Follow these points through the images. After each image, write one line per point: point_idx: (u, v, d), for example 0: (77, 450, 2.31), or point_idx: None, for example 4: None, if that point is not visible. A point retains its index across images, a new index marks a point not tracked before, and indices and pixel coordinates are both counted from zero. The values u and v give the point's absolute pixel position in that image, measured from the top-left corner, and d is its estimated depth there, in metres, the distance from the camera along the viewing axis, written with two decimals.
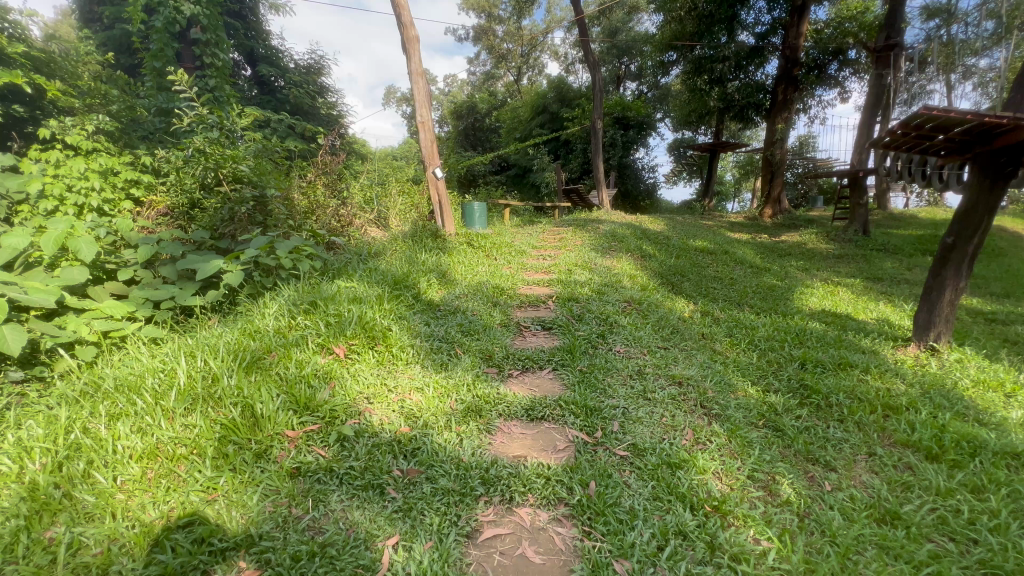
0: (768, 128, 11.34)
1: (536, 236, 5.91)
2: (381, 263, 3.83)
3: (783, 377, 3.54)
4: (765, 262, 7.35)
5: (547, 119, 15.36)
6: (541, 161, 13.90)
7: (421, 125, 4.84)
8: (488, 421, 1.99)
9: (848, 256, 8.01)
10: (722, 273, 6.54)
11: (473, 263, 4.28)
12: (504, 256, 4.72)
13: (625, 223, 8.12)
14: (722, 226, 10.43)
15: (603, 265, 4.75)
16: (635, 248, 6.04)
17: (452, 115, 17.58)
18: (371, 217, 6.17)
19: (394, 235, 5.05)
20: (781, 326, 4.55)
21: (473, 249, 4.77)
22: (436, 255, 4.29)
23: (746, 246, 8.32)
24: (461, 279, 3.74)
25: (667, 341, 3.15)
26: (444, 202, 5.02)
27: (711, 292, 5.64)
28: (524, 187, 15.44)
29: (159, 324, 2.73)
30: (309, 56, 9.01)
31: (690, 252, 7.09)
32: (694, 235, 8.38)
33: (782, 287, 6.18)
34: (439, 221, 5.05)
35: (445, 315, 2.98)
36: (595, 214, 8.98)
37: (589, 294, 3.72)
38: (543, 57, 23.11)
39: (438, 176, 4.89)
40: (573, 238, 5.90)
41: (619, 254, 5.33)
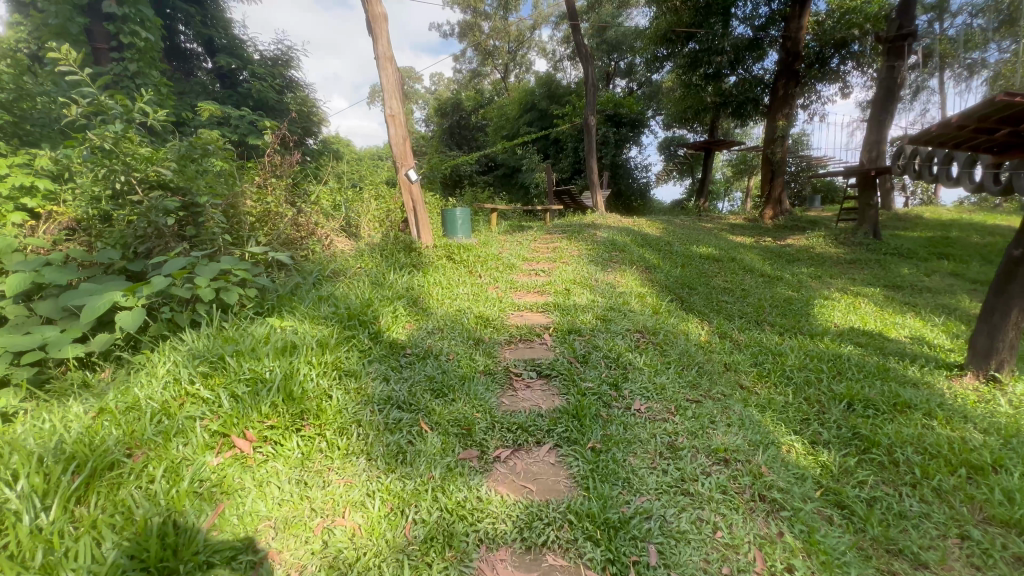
0: (768, 124, 10.80)
1: (527, 246, 5.22)
2: (338, 287, 3.12)
3: (831, 424, 2.90)
4: (776, 270, 6.75)
5: (536, 117, 14.72)
6: (530, 161, 13.24)
7: (391, 118, 4.10)
8: (461, 557, 1.31)
9: (861, 261, 7.48)
10: (732, 283, 5.93)
11: (453, 283, 3.59)
12: (490, 272, 4.03)
13: (622, 228, 7.48)
14: (723, 229, 9.86)
15: (605, 281, 4.09)
16: (638, 258, 5.40)
17: (436, 112, 16.84)
18: (339, 225, 5.43)
19: (364, 248, 4.34)
20: (812, 351, 3.92)
21: (454, 264, 4.07)
22: (409, 274, 3.58)
23: (753, 251, 7.73)
24: (436, 307, 3.04)
25: (694, 388, 2.49)
26: (419, 209, 4.30)
27: (725, 308, 5.01)
28: (512, 188, 14.78)
29: (19, 386, 1.98)
30: (275, 47, 8.23)
31: (696, 260, 6.48)
32: (696, 240, 7.79)
33: (800, 299, 5.58)
34: (414, 231, 4.32)
35: (411, 365, 2.28)
36: (589, 218, 8.32)
37: (594, 323, 3.05)
38: (531, 55, 22.48)
39: (411, 179, 4.18)
40: (568, 247, 5.24)
41: (622, 266, 4.69)
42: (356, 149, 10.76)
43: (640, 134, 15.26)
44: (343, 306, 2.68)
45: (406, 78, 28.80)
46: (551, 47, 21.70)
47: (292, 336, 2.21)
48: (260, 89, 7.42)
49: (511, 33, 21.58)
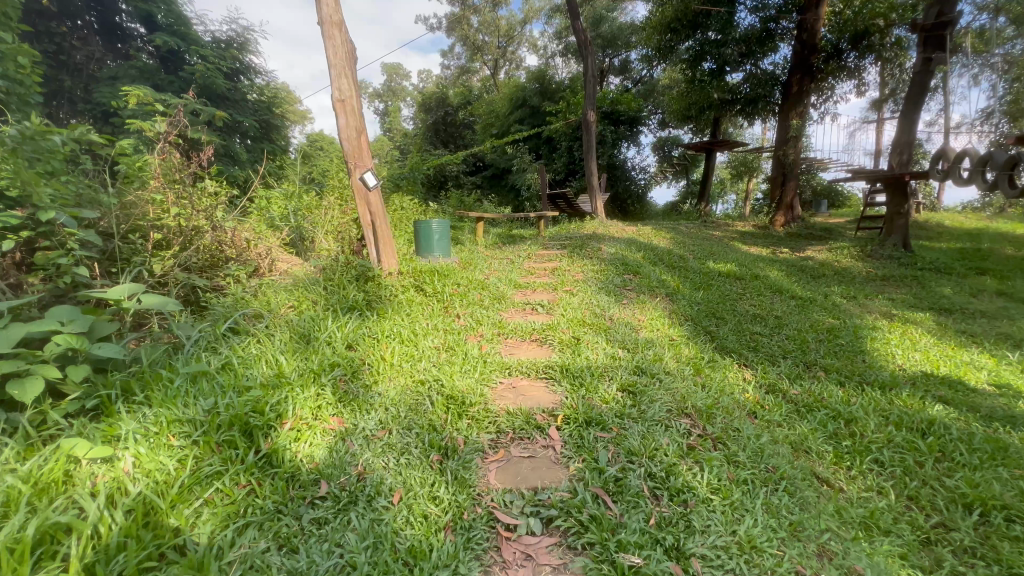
0: (780, 123, 9.97)
1: (519, 269, 4.24)
2: (243, 349, 2.10)
3: (971, 556, 1.95)
4: (805, 289, 5.89)
5: (527, 114, 13.79)
6: (521, 160, 12.26)
7: (339, 102, 3.07)
8: None
9: (895, 278, 6.63)
10: (760, 308, 5.04)
11: (421, 333, 2.60)
12: (473, 309, 3.05)
13: (628, 239, 6.55)
14: (733, 238, 8.99)
15: (625, 321, 3.13)
16: (657, 281, 4.45)
17: (420, 108, 15.78)
18: (285, 238, 4.38)
19: (308, 275, 3.31)
20: (894, 414, 2.99)
21: (423, 299, 3.07)
22: (358, 320, 2.58)
23: (774, 266, 6.85)
24: (388, 381, 2.05)
25: (798, 539, 1.51)
26: (381, 223, 3.27)
27: (763, 345, 4.09)
28: (500, 190, 13.77)
29: None
30: (228, 27, 7.15)
31: (717, 279, 5.59)
32: (710, 253, 6.89)
33: (845, 330, 4.67)
34: (372, 253, 3.28)
35: (318, 530, 1.28)
36: (589, 227, 7.36)
37: (620, 403, 2.08)
38: (521, 50, 21.50)
39: (368, 185, 3.16)
40: (570, 268, 4.29)
41: (640, 295, 3.74)
42: (330, 146, 9.70)
43: (638, 134, 14.48)
44: (228, 397, 1.66)
45: (394, 75, 27.71)
46: (542, 43, 20.78)
47: (94, 489, 1.19)
48: (207, 74, 6.32)
49: (501, 27, 20.63)
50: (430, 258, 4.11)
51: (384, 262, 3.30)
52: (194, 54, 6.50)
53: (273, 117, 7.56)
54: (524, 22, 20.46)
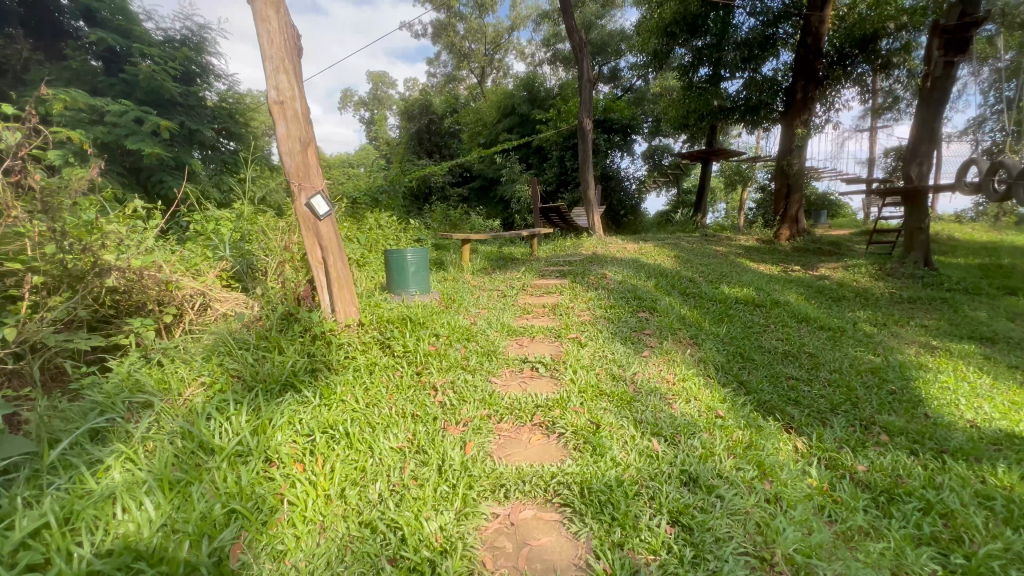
0: (784, 131, 9.47)
1: (513, 307, 3.51)
2: (89, 482, 1.35)
3: None
4: (830, 316, 5.28)
5: (516, 123, 13.20)
6: (510, 171, 11.59)
7: (276, 104, 2.32)
8: None
9: (922, 299, 6.06)
10: (789, 342, 4.40)
11: (380, 427, 1.86)
12: (455, 375, 2.32)
13: (631, 261, 5.88)
14: (739, 254, 8.39)
15: (650, 386, 2.43)
16: (678, 316, 3.76)
17: (402, 115, 14.89)
18: (226, 270, 3.60)
19: (239, 328, 2.55)
20: (1001, 505, 2.31)
21: (389, 365, 2.33)
22: (291, 410, 1.83)
23: (791, 287, 6.24)
24: (317, 540, 1.33)
25: None
26: (336, 258, 2.53)
27: (804, 396, 3.42)
28: (488, 201, 13.04)
29: None
30: (182, 25, 6.43)
31: (736, 307, 4.95)
32: (721, 274, 6.26)
33: (892, 370, 4.01)
34: (322, 297, 2.52)
35: None
36: (586, 246, 6.70)
37: (675, 556, 1.38)
38: (508, 58, 20.95)
39: (318, 213, 2.42)
40: (574, 305, 3.59)
41: (662, 341, 3.05)
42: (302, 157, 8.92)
43: (632, 142, 13.95)
44: None
45: (379, 84, 26.98)
46: (530, 51, 20.29)
47: None
48: (152, 75, 5.53)
49: (488, 34, 20.12)
50: (409, 296, 3.40)
51: (339, 308, 2.54)
52: (140, 52, 5.69)
53: (235, 124, 6.79)
54: (512, 29, 19.98)
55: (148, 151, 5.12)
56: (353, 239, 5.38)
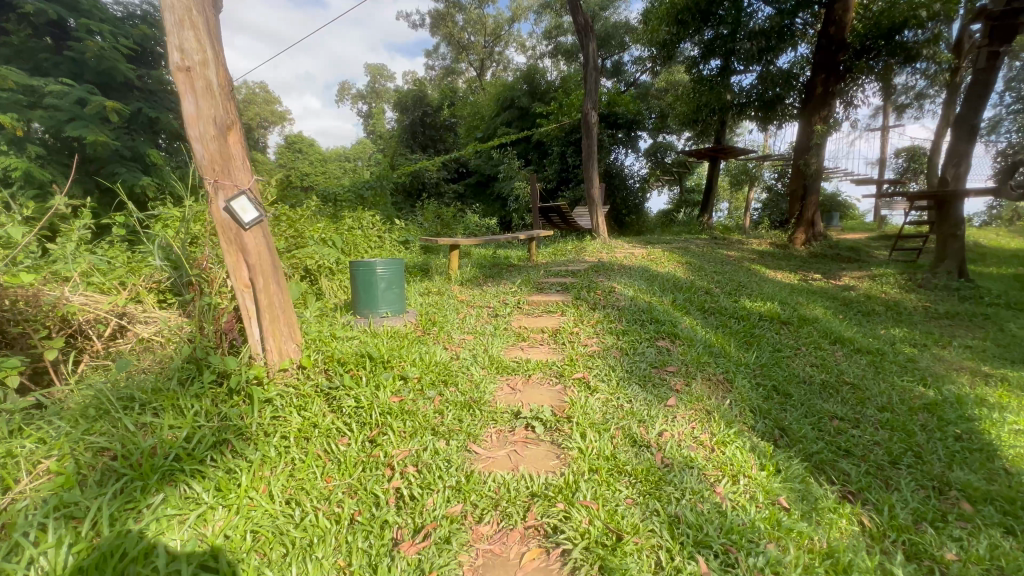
0: (802, 127, 8.86)
1: (506, 333, 2.90)
2: None
3: None
4: (864, 335, 4.69)
5: (515, 116, 12.56)
6: (507, 167, 10.96)
7: (180, 70, 1.70)
8: None
9: (961, 315, 5.47)
10: (824, 369, 3.80)
11: (296, 551, 1.25)
12: (421, 444, 1.72)
13: (640, 268, 5.27)
14: (753, 260, 7.79)
15: (684, 458, 1.82)
16: (703, 342, 3.15)
17: (395, 107, 14.19)
18: (160, 282, 2.97)
19: (140, 371, 1.93)
20: None
21: (331, 430, 1.73)
22: (163, 526, 1.23)
23: (816, 299, 5.65)
24: None
25: None
26: (268, 278, 1.91)
27: (856, 442, 2.83)
28: (485, 198, 12.39)
29: None
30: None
31: (761, 325, 4.36)
32: (738, 283, 5.66)
33: (950, 407, 3.42)
34: (248, 330, 1.89)
35: None
36: (589, 251, 6.08)
37: None
38: (508, 51, 20.26)
39: (241, 219, 1.80)
40: (579, 329, 2.97)
41: (689, 381, 2.45)
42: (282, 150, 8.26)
43: (636, 138, 13.34)
44: None
45: (378, 76, 26.25)
46: (531, 43, 19.62)
47: None
48: (101, 52, 4.87)
49: (488, 26, 19.32)
50: (383, 319, 2.79)
51: (271, 345, 1.90)
52: (90, 26, 5.03)
53: None
54: (512, 21, 19.30)
55: (92, 139, 4.47)
56: (328, 242, 4.75)
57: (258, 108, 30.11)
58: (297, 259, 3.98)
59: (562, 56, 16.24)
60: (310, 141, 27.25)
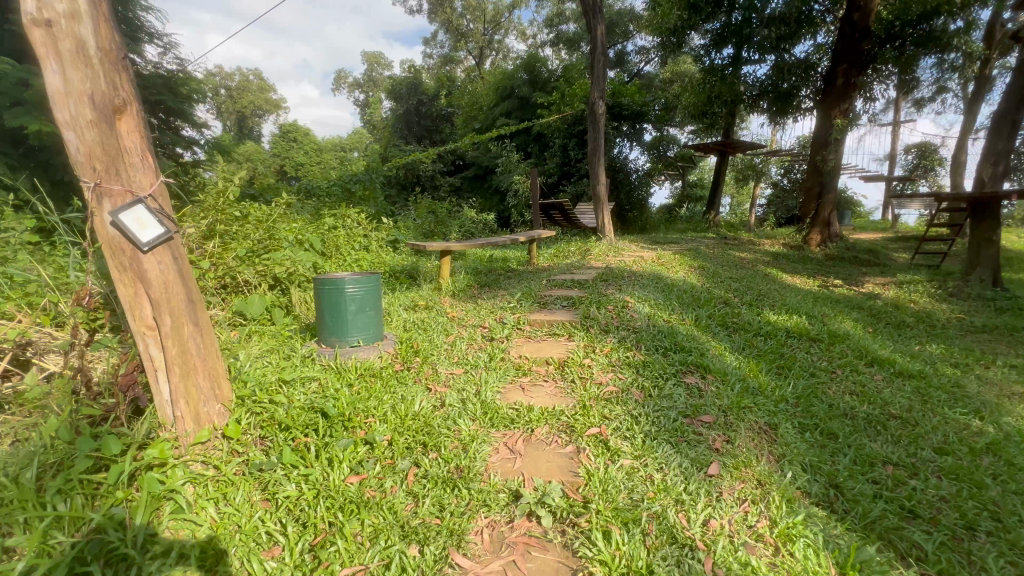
0: (821, 121, 8.34)
1: (505, 367, 2.39)
2: None
3: None
4: (900, 354, 4.22)
5: (515, 106, 11.99)
6: (507, 159, 10.38)
7: (36, 25, 1.17)
8: None
9: (1003, 328, 4.99)
10: (866, 399, 3.32)
11: None
12: (383, 558, 1.25)
13: (653, 275, 4.76)
14: (768, 263, 7.31)
15: (744, 569, 1.34)
16: (738, 373, 2.65)
17: (389, 94, 13.54)
18: None
19: (10, 441, 1.43)
20: None
21: (258, 537, 1.26)
22: None
23: (842, 310, 5.18)
24: None
25: None
26: (180, 316, 1.41)
27: (920, 500, 2.36)
28: (482, 193, 11.83)
29: None
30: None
31: (790, 344, 3.89)
32: (758, 292, 5.17)
33: (1018, 447, 2.94)
34: (153, 386, 1.40)
35: None
36: (596, 255, 5.57)
37: None
38: (508, 39, 19.58)
39: (134, 240, 1.30)
40: (592, 361, 2.47)
41: (732, 437, 1.96)
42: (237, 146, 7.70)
43: (641, 131, 12.79)
44: None
45: (375, 64, 25.42)
46: (532, 31, 18.95)
47: None
48: None
49: (488, 11, 18.81)
50: (357, 350, 2.28)
51: (184, 408, 1.42)
52: None
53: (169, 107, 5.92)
54: (513, 7, 18.60)
55: (31, 124, 3.90)
56: (304, 245, 4.22)
57: (252, 95, 29.22)
58: (263, 266, 3.42)
59: (564, 45, 15.61)
60: (304, 131, 26.48)
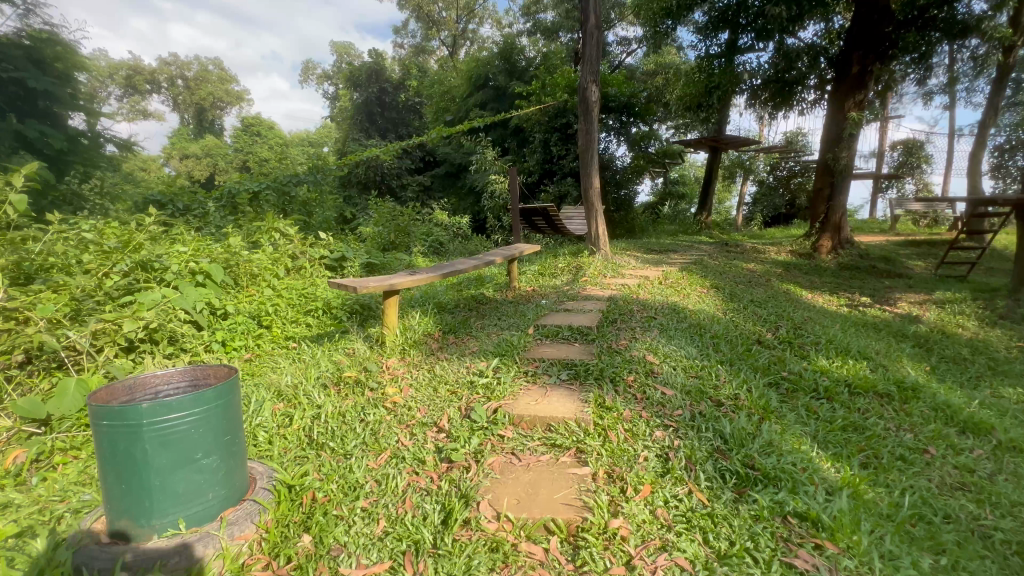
0: (834, 114, 7.48)
1: (470, 550, 1.30)
2: None
3: None
4: (988, 409, 3.26)
5: (490, 97, 10.87)
6: (481, 156, 9.24)
7: None
8: None
9: None
10: (990, 499, 2.29)
11: None
12: None
13: (667, 306, 3.72)
14: (781, 276, 6.40)
15: None
16: (858, 516, 1.58)
17: (348, 83, 12.19)
18: None
19: None
20: None
21: None
22: None
23: (890, 343, 4.25)
24: None
25: None
26: None
27: None
28: (455, 193, 10.68)
29: None
30: None
31: (857, 407, 2.92)
32: (792, 321, 4.19)
33: None
34: None
35: None
36: (593, 276, 4.52)
37: None
38: (482, 28, 18.35)
39: None
40: (628, 526, 1.39)
41: None
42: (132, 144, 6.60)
43: (629, 125, 11.81)
44: None
45: (344, 55, 23.83)
46: (508, 20, 17.77)
47: None
48: None
49: None
50: (164, 554, 1.24)
51: None
52: None
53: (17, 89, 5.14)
54: None
55: None
56: (195, 277, 3.05)
57: (210, 86, 27.12)
58: (101, 324, 2.28)
59: (541, 34, 14.51)
60: (266, 125, 24.70)
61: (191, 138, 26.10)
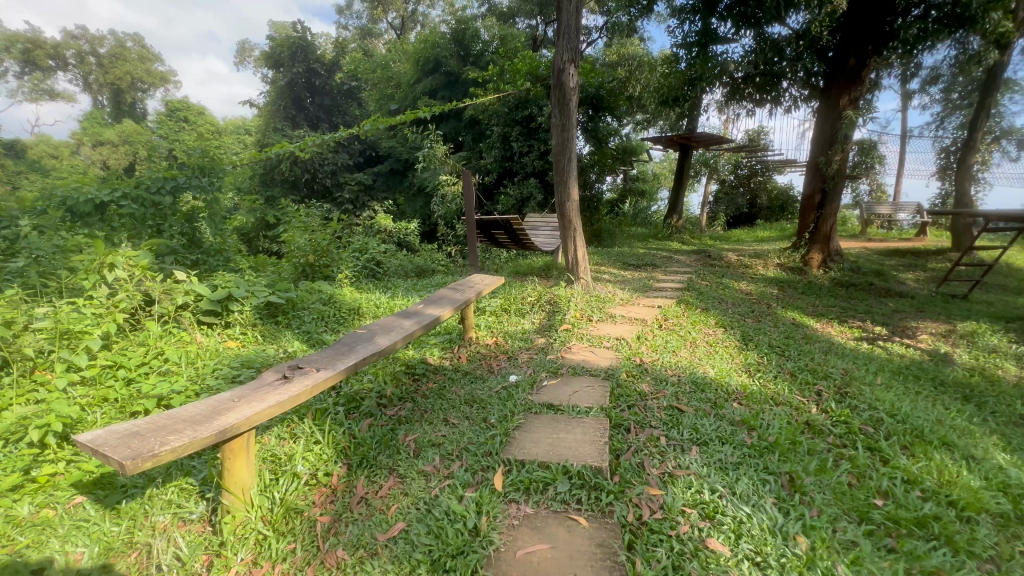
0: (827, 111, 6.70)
1: None
2: None
3: None
4: None
5: (440, 83, 9.52)
6: (429, 152, 7.93)
7: None
8: None
9: None
10: None
11: None
12: None
13: (687, 381, 2.62)
14: (779, 299, 5.58)
15: None
16: None
17: (269, 65, 10.47)
18: None
19: None
20: None
21: None
22: None
23: (945, 404, 3.37)
24: None
25: None
26: None
27: None
28: (402, 192, 9.31)
29: None
30: None
31: None
32: (833, 383, 3.22)
33: None
34: None
35: None
36: (577, 325, 3.37)
37: None
38: (436, 8, 16.76)
39: None
40: None
41: None
42: None
43: (595, 120, 10.79)
44: None
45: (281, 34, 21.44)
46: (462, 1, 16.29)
47: None
48: None
49: None
50: None
51: None
52: None
53: None
54: None
55: None
56: None
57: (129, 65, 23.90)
58: None
59: (497, 18, 13.22)
60: (195, 110, 22.00)
61: (107, 122, 22.93)
